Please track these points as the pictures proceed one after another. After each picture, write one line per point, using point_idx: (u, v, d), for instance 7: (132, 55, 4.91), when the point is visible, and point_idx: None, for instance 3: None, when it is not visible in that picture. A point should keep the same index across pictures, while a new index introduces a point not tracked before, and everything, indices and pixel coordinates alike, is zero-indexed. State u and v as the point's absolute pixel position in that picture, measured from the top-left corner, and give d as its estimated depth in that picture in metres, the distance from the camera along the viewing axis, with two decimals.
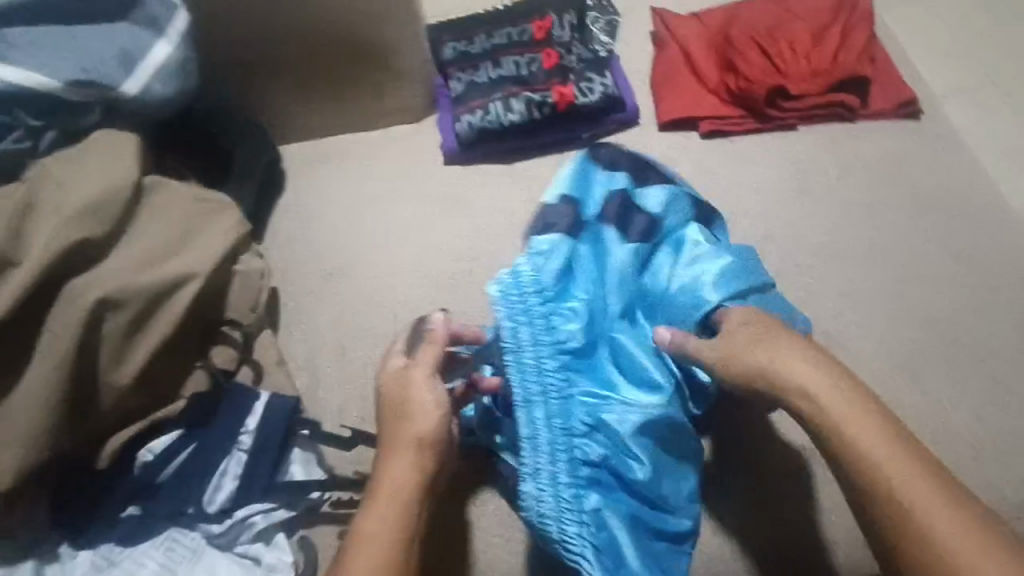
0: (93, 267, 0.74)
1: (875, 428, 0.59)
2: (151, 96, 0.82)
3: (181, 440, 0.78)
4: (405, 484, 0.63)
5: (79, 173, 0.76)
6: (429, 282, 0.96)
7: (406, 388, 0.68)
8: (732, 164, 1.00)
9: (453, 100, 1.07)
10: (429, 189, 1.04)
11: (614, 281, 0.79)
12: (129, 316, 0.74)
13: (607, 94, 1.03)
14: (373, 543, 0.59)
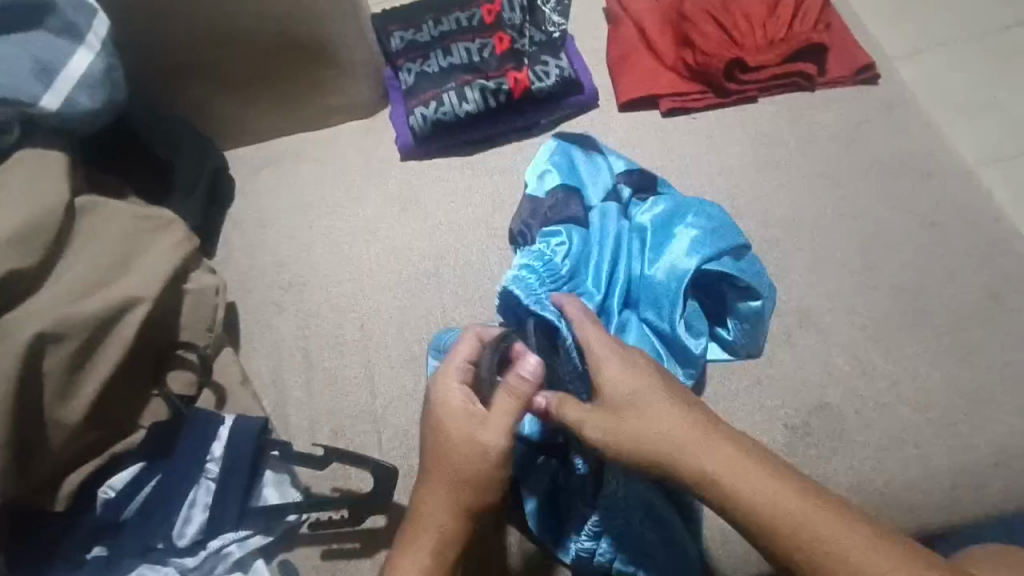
0: (27, 299, 0.69)
1: (750, 464, 0.56)
2: (75, 109, 0.76)
3: (143, 474, 0.73)
4: (453, 522, 0.62)
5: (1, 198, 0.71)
6: (394, 285, 0.93)
7: (457, 422, 0.64)
8: (695, 141, 0.99)
9: (404, 93, 1.03)
10: (387, 187, 0.99)
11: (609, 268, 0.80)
12: (73, 349, 0.69)
13: (563, 77, 1.00)
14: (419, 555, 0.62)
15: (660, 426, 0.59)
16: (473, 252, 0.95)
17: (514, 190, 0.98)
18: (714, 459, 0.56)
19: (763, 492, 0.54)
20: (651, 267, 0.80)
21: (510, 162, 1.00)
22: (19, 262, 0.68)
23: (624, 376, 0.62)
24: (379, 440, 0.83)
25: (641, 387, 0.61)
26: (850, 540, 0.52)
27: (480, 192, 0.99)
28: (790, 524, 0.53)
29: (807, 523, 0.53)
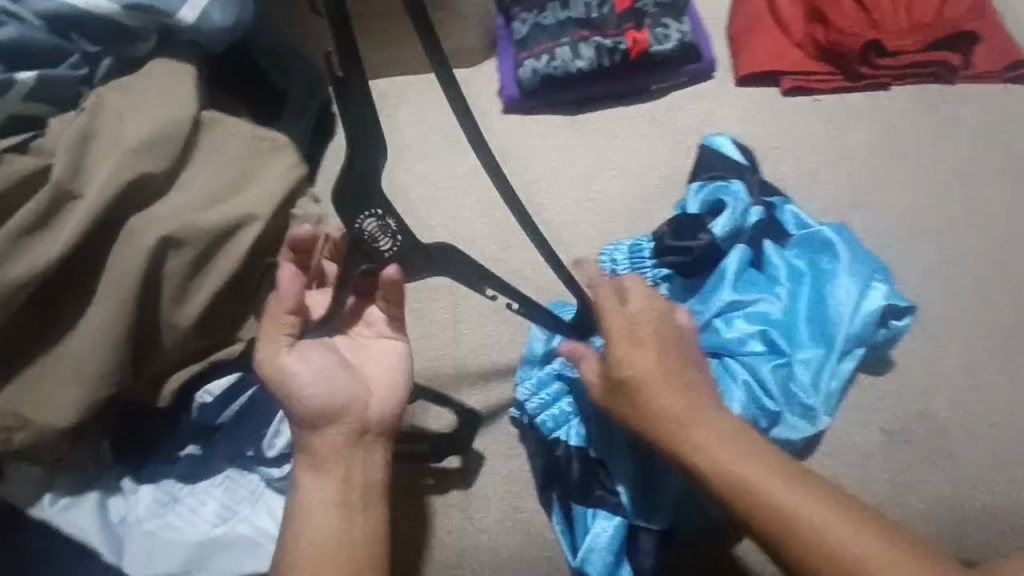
0: (153, 206, 0.71)
1: (691, 415, 0.60)
2: (207, 26, 0.77)
3: (240, 384, 0.78)
4: (344, 457, 0.63)
5: (137, 105, 0.72)
6: (486, 237, 0.93)
7: (285, 373, 0.63)
8: (817, 124, 0.94)
9: (516, 43, 1.00)
10: (488, 139, 0.98)
11: (809, 288, 0.76)
12: (191, 258, 0.71)
13: (683, 42, 0.96)
14: (320, 514, 0.61)
15: (650, 385, 0.62)
16: (567, 215, 0.93)
17: (617, 156, 0.96)
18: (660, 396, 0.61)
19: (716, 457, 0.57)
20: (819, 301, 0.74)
21: (616, 126, 0.98)
22: (151, 167, 0.70)
23: (647, 367, 0.63)
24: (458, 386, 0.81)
25: (654, 374, 0.62)
26: (805, 502, 0.54)
27: (582, 154, 0.97)
28: (738, 484, 0.56)
29: (745, 469, 0.56)
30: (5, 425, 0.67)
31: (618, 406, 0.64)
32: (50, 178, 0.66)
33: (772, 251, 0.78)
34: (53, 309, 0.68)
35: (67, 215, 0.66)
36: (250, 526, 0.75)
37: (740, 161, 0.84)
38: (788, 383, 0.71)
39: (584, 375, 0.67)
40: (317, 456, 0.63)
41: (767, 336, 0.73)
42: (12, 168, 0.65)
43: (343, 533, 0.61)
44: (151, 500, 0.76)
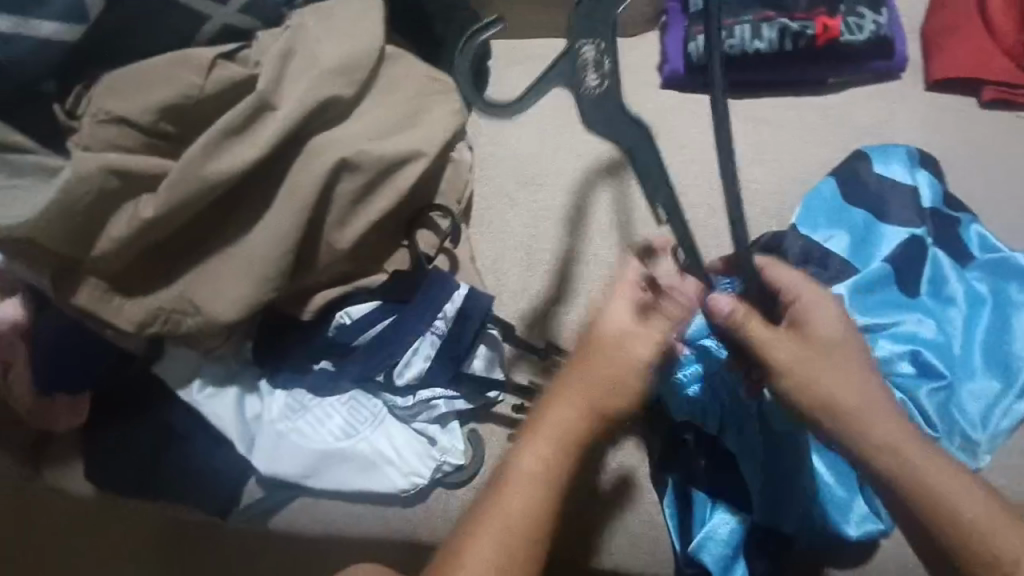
0: (335, 129, 0.74)
1: (892, 417, 0.57)
2: None
3: (378, 312, 0.80)
4: (577, 433, 0.57)
5: (331, 29, 0.75)
6: (632, 210, 0.90)
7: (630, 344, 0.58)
8: (1009, 146, 0.87)
9: (690, 16, 0.96)
10: (643, 112, 0.96)
11: (987, 317, 0.70)
12: (362, 182, 0.74)
13: (877, 35, 0.89)
14: (529, 483, 0.55)
15: (842, 357, 0.58)
16: (716, 200, 0.90)
17: (780, 146, 0.92)
18: (862, 394, 0.57)
19: (915, 467, 0.56)
20: (997, 333, 0.70)
21: (784, 116, 0.93)
22: (341, 90, 0.73)
23: (831, 336, 0.59)
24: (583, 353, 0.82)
25: (844, 346, 0.59)
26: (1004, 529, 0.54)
27: (742, 139, 0.92)
28: (937, 501, 0.55)
29: (937, 481, 0.55)
30: (179, 309, 0.73)
31: (816, 388, 0.57)
32: (256, 87, 0.70)
33: (948, 269, 0.72)
34: (234, 211, 0.73)
35: (261, 125, 0.70)
36: (371, 446, 0.78)
37: (903, 180, 0.76)
38: (948, 411, 0.67)
39: (758, 331, 0.58)
40: (557, 425, 0.57)
41: (919, 358, 0.68)
42: (223, 74, 0.69)
43: (543, 506, 0.55)
44: (283, 405, 0.81)
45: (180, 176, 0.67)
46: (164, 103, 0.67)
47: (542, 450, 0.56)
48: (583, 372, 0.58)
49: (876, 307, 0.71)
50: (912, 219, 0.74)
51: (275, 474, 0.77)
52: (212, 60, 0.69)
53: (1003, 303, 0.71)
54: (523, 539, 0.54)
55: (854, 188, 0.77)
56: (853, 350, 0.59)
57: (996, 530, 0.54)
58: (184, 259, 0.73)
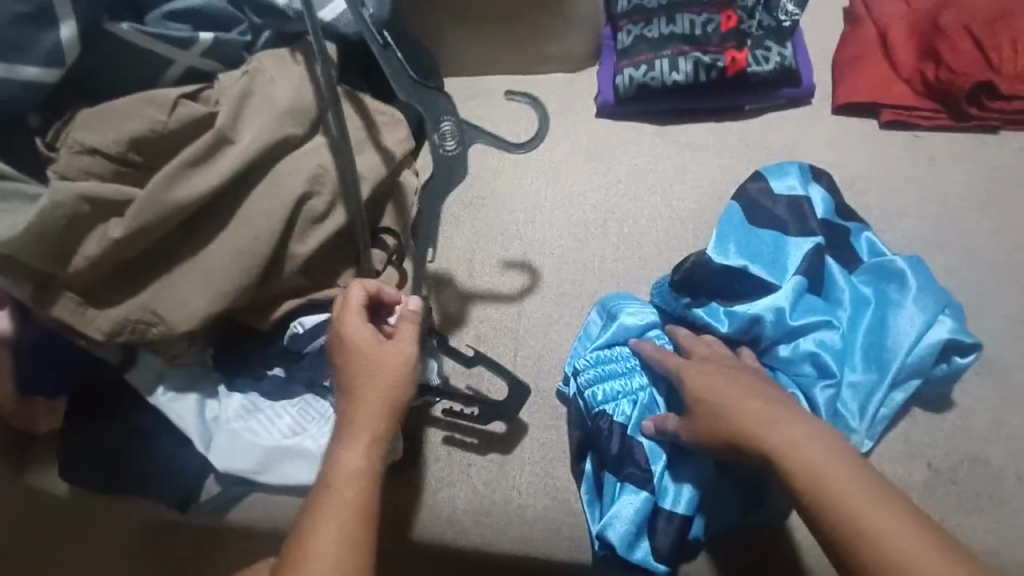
0: (288, 159, 0.82)
1: (771, 419, 0.65)
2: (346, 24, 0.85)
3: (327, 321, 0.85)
4: (383, 419, 0.68)
5: (285, 71, 0.83)
6: (563, 227, 0.98)
7: (361, 340, 0.70)
8: (915, 161, 0.93)
9: (618, 53, 1.05)
10: (579, 139, 1.04)
11: (871, 316, 0.77)
12: (317, 205, 0.83)
13: (783, 65, 0.98)
14: (351, 484, 0.65)
15: (715, 389, 0.71)
16: (642, 217, 0.98)
17: (700, 167, 1.00)
18: (745, 407, 0.67)
19: (799, 454, 0.62)
20: (879, 330, 0.75)
21: (705, 139, 1.02)
22: (293, 131, 0.82)
23: (714, 379, 0.72)
24: (515, 355, 0.90)
25: (719, 380, 0.71)
26: (883, 516, 0.57)
27: (665, 161, 1.01)
28: (815, 482, 0.60)
29: (804, 459, 0.62)
30: (144, 321, 0.80)
31: (703, 423, 0.70)
32: (216, 123, 0.79)
33: (837, 273, 0.79)
34: (196, 230, 0.81)
35: (219, 158, 0.79)
36: (316, 443, 0.85)
37: (797, 192, 0.84)
38: (836, 406, 0.73)
39: (672, 423, 0.75)
40: (361, 434, 0.67)
41: (819, 359, 0.75)
42: (186, 112, 0.78)
43: (359, 510, 0.64)
44: (238, 408, 0.88)
45: (147, 202, 0.75)
46: (133, 137, 0.77)
47: (364, 449, 0.67)
48: (364, 373, 0.69)
49: (794, 314, 0.77)
50: (803, 231, 0.82)
51: (229, 470, 0.84)
52: (174, 100, 0.78)
53: (883, 301, 0.77)
54: (353, 518, 0.63)
55: (757, 208, 0.85)
56: (726, 378, 0.71)
57: (871, 508, 0.58)
58: (150, 274, 0.81)
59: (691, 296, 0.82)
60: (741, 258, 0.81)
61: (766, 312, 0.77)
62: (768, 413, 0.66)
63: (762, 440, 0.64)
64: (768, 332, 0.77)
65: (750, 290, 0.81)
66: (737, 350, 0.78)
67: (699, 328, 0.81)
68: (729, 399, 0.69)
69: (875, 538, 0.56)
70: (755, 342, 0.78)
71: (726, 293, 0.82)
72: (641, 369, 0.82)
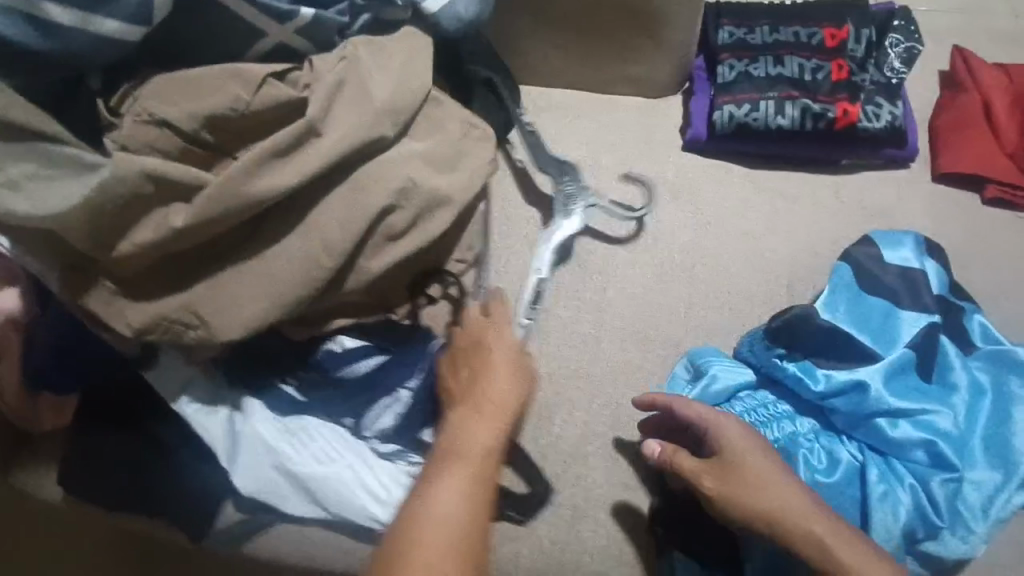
0: (373, 163, 0.72)
1: (801, 505, 0.64)
2: (450, 16, 0.79)
3: (362, 352, 0.79)
4: (511, 408, 0.64)
5: (382, 64, 0.75)
6: (648, 267, 0.92)
7: (493, 327, 0.69)
8: (1014, 242, 0.91)
9: (717, 87, 0.99)
10: (663, 171, 1.00)
11: (992, 407, 0.72)
12: (404, 220, 0.72)
13: (892, 125, 0.93)
14: (465, 459, 0.59)
15: (747, 456, 0.66)
16: (732, 262, 0.92)
17: (794, 219, 0.95)
18: (760, 476, 0.65)
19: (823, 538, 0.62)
20: (998, 424, 0.71)
21: (799, 190, 0.97)
22: (384, 132, 0.71)
23: (746, 448, 0.66)
24: (590, 403, 0.83)
25: (744, 441, 0.67)
26: None
27: (756, 208, 0.96)
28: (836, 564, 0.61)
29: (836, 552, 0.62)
30: (182, 321, 0.70)
31: (723, 487, 0.65)
32: (306, 112, 0.69)
33: (954, 356, 0.74)
34: (262, 230, 0.71)
35: (303, 150, 0.69)
36: (354, 476, 0.76)
37: (910, 264, 0.79)
38: (955, 502, 0.68)
39: (686, 464, 0.68)
40: (487, 405, 0.63)
41: (935, 449, 0.70)
42: (271, 92, 0.69)
43: (468, 493, 0.57)
44: (269, 424, 0.77)
45: (218, 193, 0.65)
46: (210, 113, 0.67)
47: (491, 429, 0.62)
48: (484, 359, 0.67)
49: (900, 391, 0.72)
50: (918, 304, 0.76)
51: (254, 495, 0.75)
52: (263, 77, 0.69)
53: (1002, 392, 0.73)
54: (476, 494, 0.57)
55: (866, 275, 0.79)
56: (753, 444, 0.67)
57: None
58: (202, 274, 0.70)
59: (787, 349, 0.77)
60: (849, 324, 0.76)
61: (869, 380, 0.72)
62: (795, 493, 0.64)
63: (795, 521, 0.63)
64: (875, 412, 0.72)
65: (854, 359, 0.75)
66: (842, 427, 0.73)
67: (798, 397, 0.76)
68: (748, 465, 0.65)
69: None
70: (863, 425, 0.72)
71: (828, 357, 0.76)
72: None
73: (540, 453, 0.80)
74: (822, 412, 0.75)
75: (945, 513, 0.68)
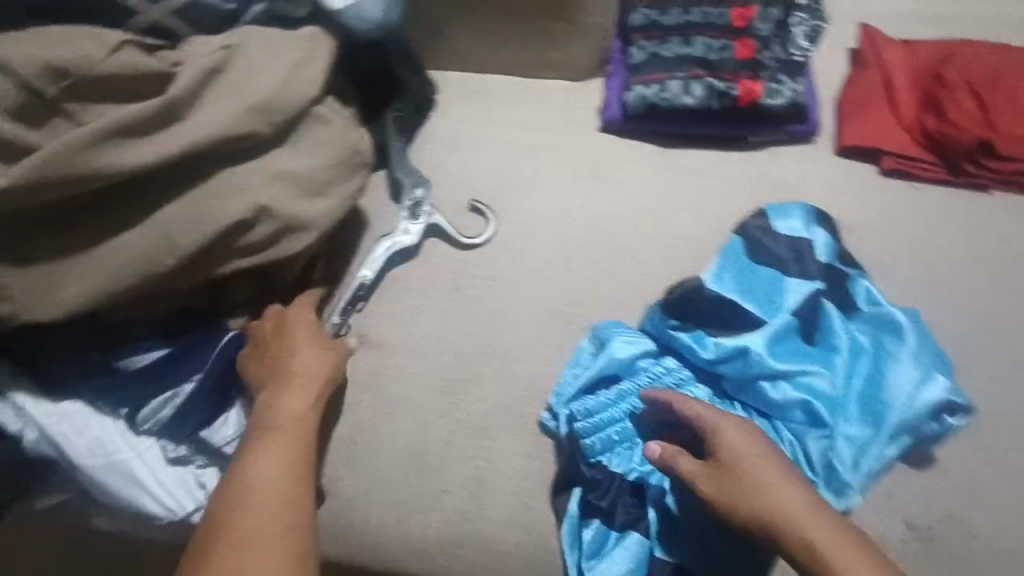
0: (242, 167, 0.77)
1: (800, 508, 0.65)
2: (350, 17, 0.82)
3: (153, 349, 0.81)
4: (317, 384, 0.77)
5: (268, 66, 0.77)
6: (558, 246, 0.95)
7: (298, 317, 0.81)
8: (912, 211, 0.94)
9: (630, 67, 1.02)
10: (579, 151, 1.01)
11: (869, 368, 0.76)
12: (274, 227, 0.78)
13: (794, 101, 0.97)
14: (282, 432, 0.71)
15: (747, 458, 0.68)
16: (641, 238, 0.95)
17: (701, 196, 0.97)
18: (750, 475, 0.67)
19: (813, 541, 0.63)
20: (871, 383, 0.75)
21: (708, 166, 1.00)
22: (260, 127, 0.76)
23: (743, 447, 0.69)
24: (497, 377, 0.86)
25: (744, 441, 0.70)
26: None
27: (666, 185, 0.99)
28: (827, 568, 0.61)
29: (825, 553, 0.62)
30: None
31: (721, 486, 0.68)
32: (167, 91, 0.73)
33: (838, 320, 0.78)
34: (118, 213, 0.74)
35: (156, 136, 0.73)
36: (126, 472, 0.78)
37: (798, 234, 0.82)
38: (829, 457, 0.73)
39: (687, 466, 0.71)
40: (295, 382, 0.76)
41: (811, 408, 0.74)
42: (134, 69, 0.72)
43: (291, 463, 0.69)
44: (56, 412, 0.78)
45: (53, 158, 0.69)
46: (60, 71, 0.69)
47: (297, 400, 0.74)
48: (290, 345, 0.78)
49: (782, 355, 0.76)
50: (803, 273, 0.80)
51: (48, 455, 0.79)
52: (120, 42, 0.72)
53: (878, 353, 0.77)
54: (291, 458, 0.69)
55: (757, 246, 0.83)
56: (753, 444, 0.70)
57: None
58: (47, 248, 0.73)
59: (680, 320, 0.80)
60: (737, 293, 0.80)
61: (754, 346, 0.76)
62: (796, 497, 0.66)
63: (787, 523, 0.64)
64: (760, 376, 0.75)
65: (742, 326, 0.79)
66: (730, 391, 0.77)
67: (692, 364, 0.79)
68: (749, 466, 0.68)
69: None
70: (748, 389, 0.76)
71: (717, 326, 0.79)
72: (636, 412, 0.80)
73: (453, 426, 0.84)
74: (714, 379, 0.79)
75: (820, 468, 0.72)
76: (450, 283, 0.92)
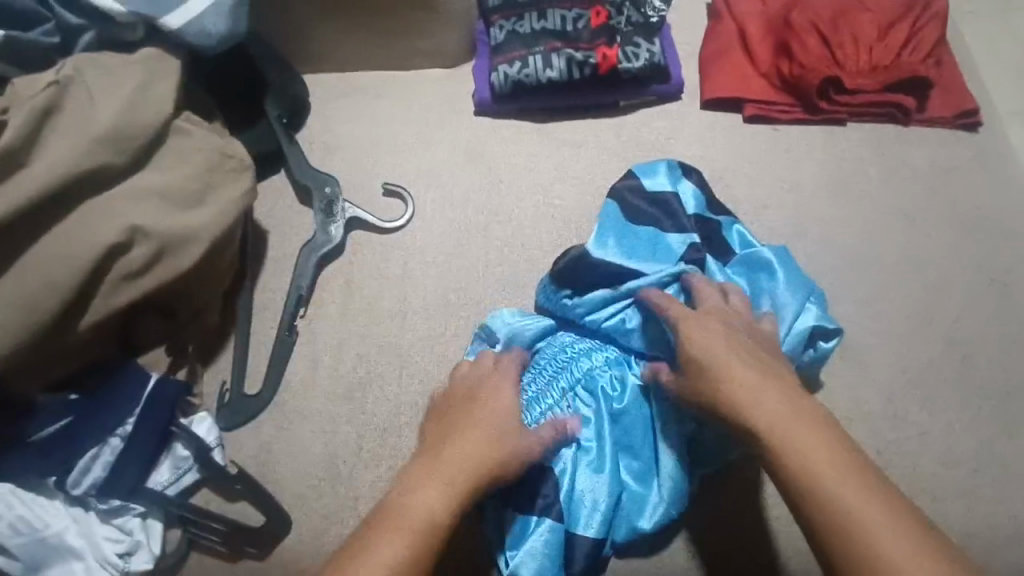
0: (105, 197, 0.72)
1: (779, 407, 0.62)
2: (193, 36, 0.78)
3: (62, 411, 0.75)
4: (468, 470, 0.66)
5: (110, 90, 0.73)
6: (445, 234, 0.94)
7: (491, 394, 0.73)
8: (776, 154, 0.98)
9: (492, 49, 1.01)
10: (455, 138, 1.00)
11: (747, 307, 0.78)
12: (151, 250, 0.72)
13: (652, 62, 0.98)
14: (407, 521, 0.62)
15: (720, 360, 0.66)
16: (525, 216, 0.95)
17: (579, 166, 0.99)
18: (733, 372, 0.65)
19: (791, 442, 0.60)
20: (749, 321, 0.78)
21: (582, 135, 1.01)
22: (109, 159, 0.71)
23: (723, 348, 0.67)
24: (400, 374, 0.86)
25: (717, 339, 0.68)
26: (869, 508, 0.55)
27: (545, 159, 0.99)
28: (804, 469, 0.58)
29: (798, 450, 0.59)
30: None
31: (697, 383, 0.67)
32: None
33: (713, 267, 0.80)
34: None
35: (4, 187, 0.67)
36: (60, 540, 0.73)
37: (667, 191, 0.84)
38: None
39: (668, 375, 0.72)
40: (447, 463, 0.66)
41: None
42: None
43: (407, 557, 0.60)
44: None
45: None
46: None
47: (442, 488, 0.64)
48: (461, 423, 0.70)
49: None
50: (676, 227, 0.82)
51: None
52: None
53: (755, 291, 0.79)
54: (410, 557, 0.60)
55: (633, 206, 0.84)
56: (726, 342, 0.67)
57: (858, 497, 0.56)
58: None
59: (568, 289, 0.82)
60: (615, 255, 0.81)
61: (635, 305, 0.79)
62: (774, 396, 0.63)
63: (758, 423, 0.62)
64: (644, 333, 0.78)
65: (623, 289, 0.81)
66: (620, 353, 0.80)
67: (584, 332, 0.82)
68: (725, 365, 0.65)
69: (858, 525, 0.55)
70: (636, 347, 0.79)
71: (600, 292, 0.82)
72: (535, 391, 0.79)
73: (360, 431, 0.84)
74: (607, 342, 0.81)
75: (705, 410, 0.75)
76: (341, 288, 0.91)
